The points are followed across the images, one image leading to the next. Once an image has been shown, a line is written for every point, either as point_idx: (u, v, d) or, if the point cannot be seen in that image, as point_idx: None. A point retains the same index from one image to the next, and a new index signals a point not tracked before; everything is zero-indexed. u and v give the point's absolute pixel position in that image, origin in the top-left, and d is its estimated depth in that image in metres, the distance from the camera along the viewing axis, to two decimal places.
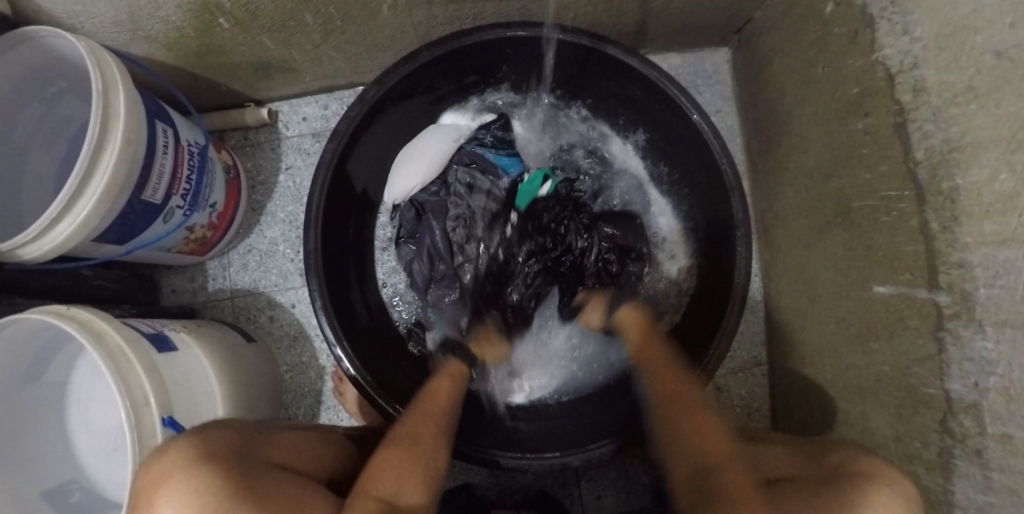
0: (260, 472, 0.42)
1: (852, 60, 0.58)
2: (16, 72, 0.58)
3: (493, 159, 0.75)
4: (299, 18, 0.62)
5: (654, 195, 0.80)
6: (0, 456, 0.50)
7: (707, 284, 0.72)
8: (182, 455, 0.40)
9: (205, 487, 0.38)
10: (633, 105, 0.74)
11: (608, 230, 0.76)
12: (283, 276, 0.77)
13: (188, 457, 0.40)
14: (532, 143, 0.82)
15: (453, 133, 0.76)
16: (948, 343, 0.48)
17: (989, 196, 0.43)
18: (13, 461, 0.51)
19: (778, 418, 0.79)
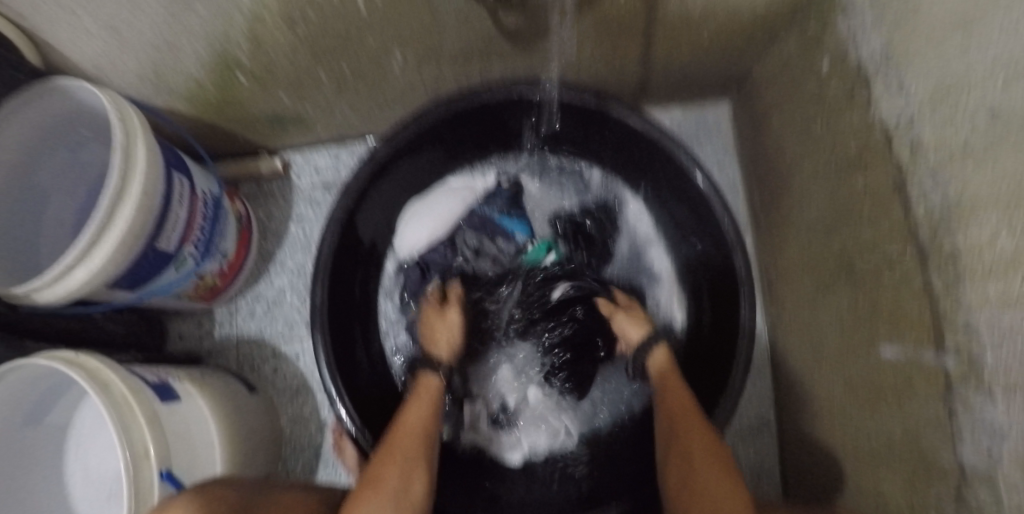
0: None
1: (849, 117, 0.59)
2: (44, 120, 0.61)
3: (502, 222, 0.78)
4: (313, 73, 0.65)
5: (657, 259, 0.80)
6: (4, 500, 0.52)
7: (714, 350, 0.70)
8: None
9: None
10: (641, 169, 0.75)
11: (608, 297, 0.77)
12: (289, 325, 0.78)
13: None
14: (539, 201, 0.83)
15: (466, 193, 0.78)
16: (958, 408, 0.46)
17: (992, 255, 0.42)
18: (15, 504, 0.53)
19: (791, 484, 0.76)
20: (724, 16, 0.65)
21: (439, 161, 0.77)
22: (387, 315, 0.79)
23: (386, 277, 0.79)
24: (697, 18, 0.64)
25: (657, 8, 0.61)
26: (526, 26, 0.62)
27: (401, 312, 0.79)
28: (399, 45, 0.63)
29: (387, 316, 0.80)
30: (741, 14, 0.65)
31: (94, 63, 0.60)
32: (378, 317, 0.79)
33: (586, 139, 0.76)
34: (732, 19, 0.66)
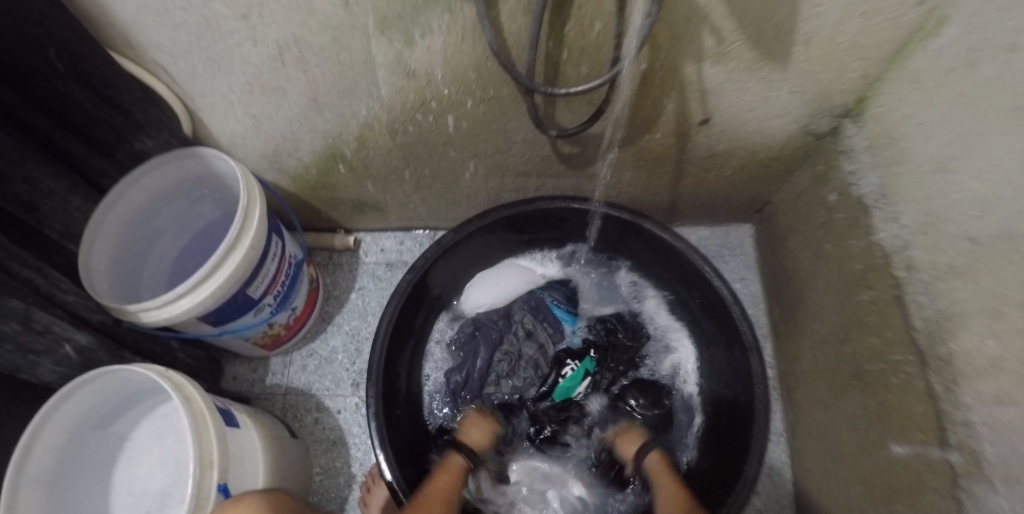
0: None
1: (852, 241, 0.68)
2: (176, 179, 0.75)
3: (555, 312, 0.84)
4: (400, 173, 0.79)
5: (689, 366, 0.84)
6: (52, 491, 0.59)
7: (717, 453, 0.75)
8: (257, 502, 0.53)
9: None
10: (682, 283, 0.82)
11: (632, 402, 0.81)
12: (336, 382, 0.84)
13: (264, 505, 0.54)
14: (593, 295, 0.90)
15: (529, 276, 0.88)
16: (966, 502, 0.49)
17: (982, 360, 0.49)
18: (59, 497, 0.60)
19: None
20: (745, 153, 0.78)
21: (510, 245, 0.86)
22: (432, 360, 0.86)
23: (439, 327, 0.87)
24: (721, 154, 0.78)
25: (687, 140, 0.75)
26: (580, 151, 0.76)
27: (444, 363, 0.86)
28: (474, 159, 0.77)
29: (433, 359, 0.86)
30: (759, 151, 0.78)
31: (230, 139, 0.75)
32: (425, 359, 0.85)
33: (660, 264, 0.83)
34: (751, 156, 0.79)
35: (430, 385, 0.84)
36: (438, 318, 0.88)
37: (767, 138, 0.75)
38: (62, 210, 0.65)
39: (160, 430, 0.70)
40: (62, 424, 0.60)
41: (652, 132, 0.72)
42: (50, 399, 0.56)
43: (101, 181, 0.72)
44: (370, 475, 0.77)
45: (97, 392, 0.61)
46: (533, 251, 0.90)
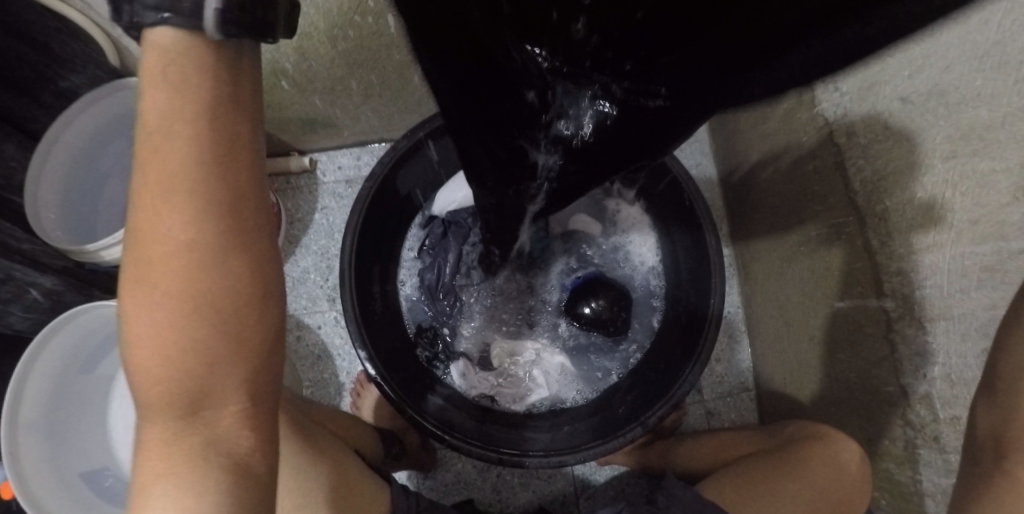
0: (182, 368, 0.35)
1: (798, 115, 0.69)
2: (112, 113, 0.69)
3: None
4: (346, 84, 0.76)
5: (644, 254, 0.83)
6: (47, 437, 0.59)
7: (672, 326, 0.74)
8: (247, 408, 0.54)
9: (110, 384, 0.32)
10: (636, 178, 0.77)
11: (592, 303, 0.76)
12: (312, 300, 0.85)
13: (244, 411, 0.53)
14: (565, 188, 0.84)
15: None
16: (898, 343, 0.55)
17: (912, 212, 0.53)
18: (57, 443, 0.60)
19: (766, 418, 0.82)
20: None
21: None
22: (407, 265, 0.85)
23: (411, 232, 0.85)
24: None
25: None
26: None
27: (420, 263, 0.85)
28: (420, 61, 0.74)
29: (406, 265, 0.85)
30: None
31: None
32: (399, 265, 0.84)
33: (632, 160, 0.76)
34: None
35: (407, 290, 0.84)
36: (415, 215, 0.85)
37: None
38: None
39: None
40: (46, 372, 0.58)
41: None
42: (24, 354, 0.55)
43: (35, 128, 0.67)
44: (358, 380, 0.81)
45: (73, 340, 0.60)
46: None
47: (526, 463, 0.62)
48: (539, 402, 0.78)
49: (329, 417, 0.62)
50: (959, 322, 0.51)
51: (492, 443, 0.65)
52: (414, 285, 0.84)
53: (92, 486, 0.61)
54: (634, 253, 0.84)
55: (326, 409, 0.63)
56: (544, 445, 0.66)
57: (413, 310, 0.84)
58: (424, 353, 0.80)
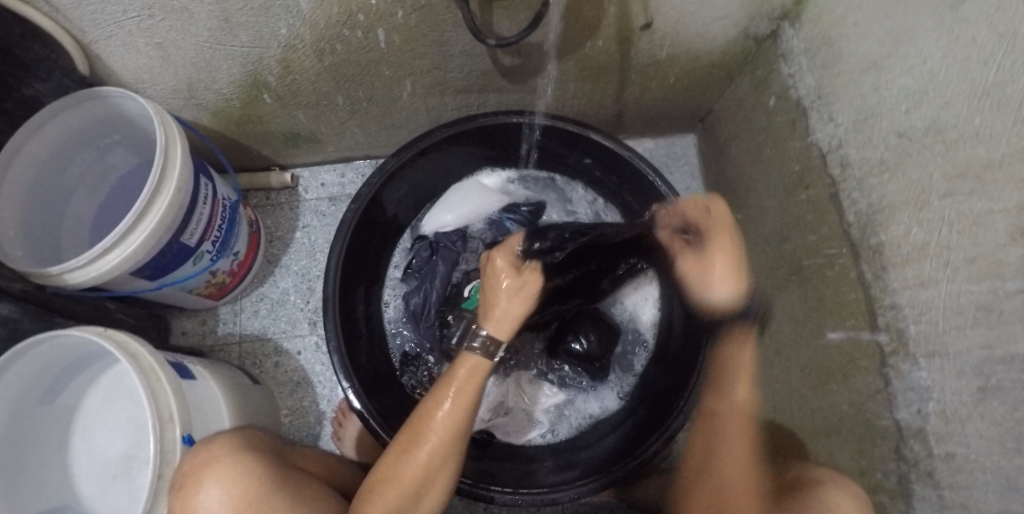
0: (293, 471, 0.52)
1: (793, 143, 0.69)
2: (80, 123, 0.65)
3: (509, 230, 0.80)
4: (332, 99, 0.74)
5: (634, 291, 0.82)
6: (4, 473, 0.55)
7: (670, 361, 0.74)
8: (226, 445, 0.50)
9: (249, 474, 0.48)
10: (629, 207, 0.81)
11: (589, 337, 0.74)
12: (293, 323, 0.82)
13: (232, 447, 0.50)
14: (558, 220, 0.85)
15: (492, 194, 0.82)
16: (892, 376, 0.54)
17: (907, 246, 0.52)
18: (16, 479, 0.56)
19: None
20: (687, 59, 0.76)
21: (468, 161, 0.81)
22: (391, 286, 0.82)
23: (399, 250, 0.83)
24: (663, 61, 0.75)
25: (629, 48, 0.71)
26: (521, 63, 0.71)
27: (404, 287, 0.82)
28: (410, 77, 0.72)
29: (391, 285, 0.82)
30: (701, 57, 0.76)
31: (135, 75, 0.66)
32: (384, 285, 0.82)
33: (622, 187, 0.79)
34: (693, 63, 0.77)
35: (390, 313, 0.81)
36: (402, 234, 0.84)
37: (709, 43, 0.73)
38: None
39: (111, 395, 0.65)
40: (1, 403, 0.54)
41: (593, 40, 0.68)
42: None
43: None
44: (340, 410, 0.78)
45: (32, 367, 0.55)
46: (495, 165, 0.84)
47: (518, 501, 0.62)
48: (534, 437, 0.76)
49: (313, 461, 0.59)
50: (953, 360, 0.48)
51: (482, 480, 0.64)
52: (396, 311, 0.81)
53: None
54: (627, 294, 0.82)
55: (310, 455, 0.59)
56: (527, 482, 0.66)
57: (396, 334, 0.80)
58: (408, 381, 0.77)
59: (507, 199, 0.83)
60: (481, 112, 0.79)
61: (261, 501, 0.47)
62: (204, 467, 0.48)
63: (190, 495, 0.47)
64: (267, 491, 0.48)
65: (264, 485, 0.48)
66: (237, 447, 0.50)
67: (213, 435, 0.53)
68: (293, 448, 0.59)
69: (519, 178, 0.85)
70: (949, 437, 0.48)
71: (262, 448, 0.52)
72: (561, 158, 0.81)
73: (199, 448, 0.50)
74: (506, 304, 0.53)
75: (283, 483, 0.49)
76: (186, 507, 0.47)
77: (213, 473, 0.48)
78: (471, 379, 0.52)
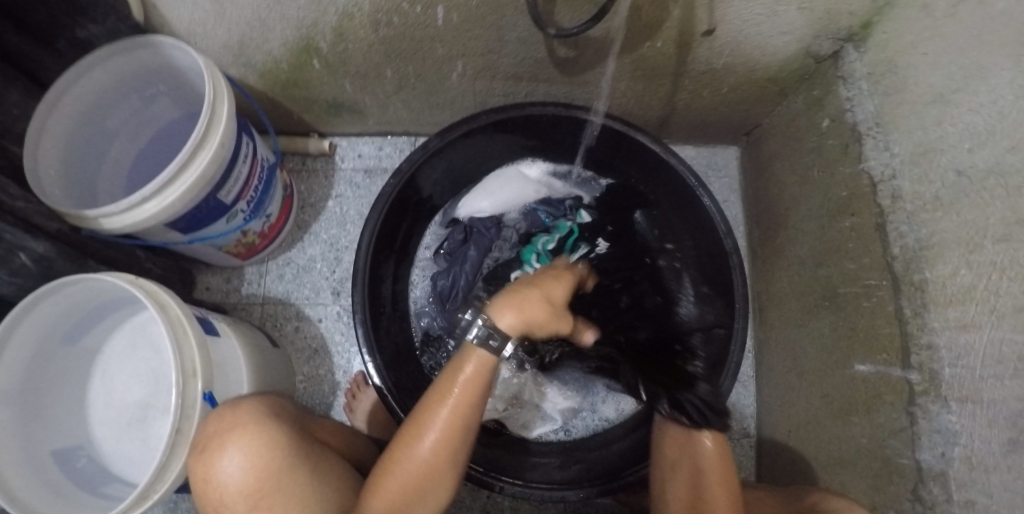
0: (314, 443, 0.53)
1: (842, 168, 0.67)
2: (129, 69, 0.65)
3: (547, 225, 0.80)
4: (381, 71, 0.73)
5: None
6: (20, 411, 0.55)
7: None
8: (253, 410, 0.50)
9: (274, 443, 0.48)
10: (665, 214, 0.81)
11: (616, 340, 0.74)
12: (316, 291, 0.82)
13: (260, 413, 0.50)
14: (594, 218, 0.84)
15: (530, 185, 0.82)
16: (919, 416, 0.54)
17: (952, 287, 0.51)
18: (32, 418, 0.57)
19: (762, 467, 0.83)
20: (744, 71, 0.74)
21: (509, 149, 0.80)
22: (420, 267, 0.82)
23: (431, 232, 0.83)
24: (720, 69, 0.73)
25: (687, 52, 0.69)
26: (577, 56, 0.70)
27: (433, 269, 0.82)
28: (462, 57, 0.70)
29: (420, 265, 0.82)
30: (758, 69, 0.74)
31: (188, 27, 0.64)
32: (413, 265, 0.82)
33: (665, 199, 0.79)
34: (749, 75, 0.75)
35: (417, 293, 0.81)
36: (435, 216, 0.84)
37: (768, 56, 0.71)
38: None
39: (133, 343, 0.65)
40: (25, 336, 0.54)
41: (652, 40, 0.67)
42: (7, 316, 0.51)
43: (43, 75, 0.62)
44: (355, 382, 0.78)
45: (57, 308, 0.56)
46: (535, 157, 0.84)
47: (528, 494, 0.63)
48: (546, 432, 0.77)
49: (331, 432, 0.59)
50: (986, 408, 0.47)
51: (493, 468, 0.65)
52: (422, 291, 0.82)
53: (65, 465, 0.58)
54: None
55: (330, 425, 0.60)
56: (538, 475, 0.67)
57: (421, 314, 0.80)
58: (428, 362, 0.78)
59: (543, 192, 0.83)
60: (527, 101, 0.78)
61: (282, 472, 0.48)
62: (230, 430, 0.49)
63: (212, 458, 0.48)
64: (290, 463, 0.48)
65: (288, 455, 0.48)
66: (264, 414, 0.50)
67: (238, 398, 0.53)
68: (314, 416, 0.59)
69: (558, 172, 0.85)
70: (972, 485, 0.48)
71: (286, 416, 0.52)
72: (604, 157, 0.80)
73: (225, 410, 0.50)
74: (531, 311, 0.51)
75: (304, 457, 0.49)
76: (207, 471, 0.48)
77: (237, 438, 0.48)
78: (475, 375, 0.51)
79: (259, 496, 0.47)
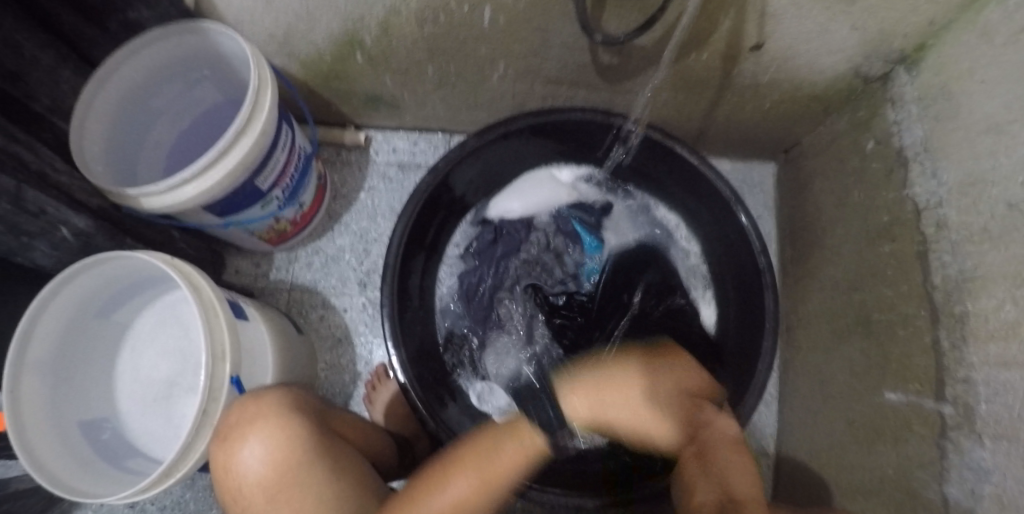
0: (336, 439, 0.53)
1: (885, 193, 0.66)
2: (176, 53, 0.65)
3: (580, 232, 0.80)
4: (422, 68, 0.73)
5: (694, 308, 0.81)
6: (53, 382, 0.57)
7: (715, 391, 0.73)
8: (276, 402, 0.51)
9: (292, 438, 0.49)
10: (697, 227, 0.80)
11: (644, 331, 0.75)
12: (343, 282, 0.83)
13: (282, 406, 0.51)
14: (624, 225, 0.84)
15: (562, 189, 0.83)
16: (950, 450, 0.53)
17: (995, 322, 0.49)
18: (64, 390, 0.58)
19: (779, 488, 0.82)
20: (789, 87, 0.73)
21: (544, 152, 0.80)
22: (448, 264, 0.82)
23: (461, 230, 0.83)
24: (765, 85, 0.72)
25: (733, 66, 0.68)
26: (621, 63, 0.69)
27: (460, 267, 0.82)
28: (505, 59, 0.70)
29: (448, 263, 0.82)
30: (805, 87, 0.73)
31: (236, 14, 0.64)
32: (441, 262, 0.82)
33: (701, 213, 0.78)
34: (794, 92, 0.74)
35: (443, 291, 0.81)
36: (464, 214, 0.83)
37: (816, 75, 0.70)
38: (50, 82, 0.57)
39: (162, 319, 0.66)
40: (60, 310, 0.55)
41: (700, 51, 0.66)
42: (45, 288, 0.52)
43: (94, 54, 0.63)
44: (376, 374, 0.79)
45: (94, 284, 0.57)
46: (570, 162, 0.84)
47: (543, 500, 0.63)
48: None
49: (352, 427, 0.59)
50: (1020, 446, 0.46)
51: None
52: (448, 289, 0.82)
53: (92, 437, 0.60)
54: None
55: (350, 419, 0.60)
56: (552, 483, 0.67)
57: (445, 312, 0.81)
58: (450, 361, 0.79)
59: (575, 196, 0.84)
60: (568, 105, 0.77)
61: (301, 467, 0.48)
62: (251, 421, 0.49)
63: (234, 447, 0.49)
64: (307, 460, 0.49)
65: (306, 450, 0.49)
66: (287, 407, 0.51)
67: (264, 388, 0.54)
68: (335, 408, 0.60)
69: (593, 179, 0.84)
70: None
71: (309, 410, 0.53)
72: (640, 167, 0.80)
73: (249, 400, 0.51)
74: (615, 402, 0.55)
75: (324, 453, 0.50)
76: (229, 460, 0.49)
77: (259, 430, 0.49)
78: (521, 454, 0.53)
79: (279, 488, 0.48)
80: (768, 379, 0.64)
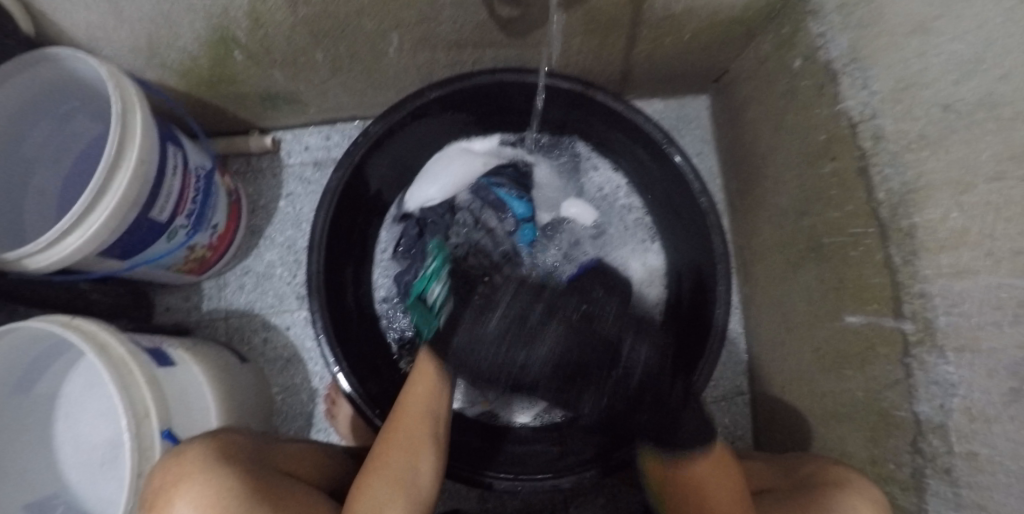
0: (272, 477, 0.49)
1: (818, 110, 0.62)
2: (32, 89, 0.58)
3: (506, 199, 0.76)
4: (310, 55, 0.66)
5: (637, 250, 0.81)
6: None
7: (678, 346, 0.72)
8: (197, 457, 0.47)
9: (221, 487, 0.44)
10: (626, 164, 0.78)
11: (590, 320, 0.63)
12: (280, 299, 0.79)
13: (204, 459, 0.47)
14: (552, 188, 0.82)
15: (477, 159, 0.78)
16: (914, 368, 0.50)
17: (943, 232, 0.46)
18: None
19: (758, 428, 0.83)
20: (707, 13, 0.67)
21: (453, 126, 0.75)
22: (381, 267, 0.79)
23: (386, 229, 0.80)
24: (679, 16, 0.67)
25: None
26: (521, 15, 0.63)
27: (394, 265, 0.80)
28: (395, 30, 0.64)
29: (381, 266, 0.80)
30: (722, 12, 0.68)
31: (84, 31, 0.57)
32: (374, 266, 0.79)
33: (628, 151, 0.75)
34: (712, 18, 0.69)
35: (382, 294, 0.79)
36: (387, 211, 0.80)
37: None
38: None
39: (91, 380, 0.63)
40: None
41: None
42: None
43: None
44: (331, 389, 0.76)
45: (0, 361, 0.52)
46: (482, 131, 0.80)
47: (516, 488, 0.64)
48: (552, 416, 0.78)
49: (295, 458, 0.56)
50: (985, 357, 0.43)
51: (478, 466, 0.67)
52: (388, 290, 0.79)
53: None
54: (636, 258, 0.81)
55: (292, 450, 0.57)
56: (524, 468, 0.67)
57: (388, 316, 0.78)
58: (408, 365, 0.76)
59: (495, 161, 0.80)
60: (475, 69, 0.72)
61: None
62: (175, 482, 0.45)
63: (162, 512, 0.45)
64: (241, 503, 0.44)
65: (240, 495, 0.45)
66: (209, 458, 0.47)
67: (185, 441, 0.50)
68: (276, 444, 0.57)
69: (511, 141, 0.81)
70: (973, 437, 0.45)
71: (237, 453, 0.49)
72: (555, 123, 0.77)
73: (169, 460, 0.47)
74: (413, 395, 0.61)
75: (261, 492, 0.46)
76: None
77: (184, 489, 0.44)
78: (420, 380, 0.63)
79: None
80: (727, 322, 0.63)
